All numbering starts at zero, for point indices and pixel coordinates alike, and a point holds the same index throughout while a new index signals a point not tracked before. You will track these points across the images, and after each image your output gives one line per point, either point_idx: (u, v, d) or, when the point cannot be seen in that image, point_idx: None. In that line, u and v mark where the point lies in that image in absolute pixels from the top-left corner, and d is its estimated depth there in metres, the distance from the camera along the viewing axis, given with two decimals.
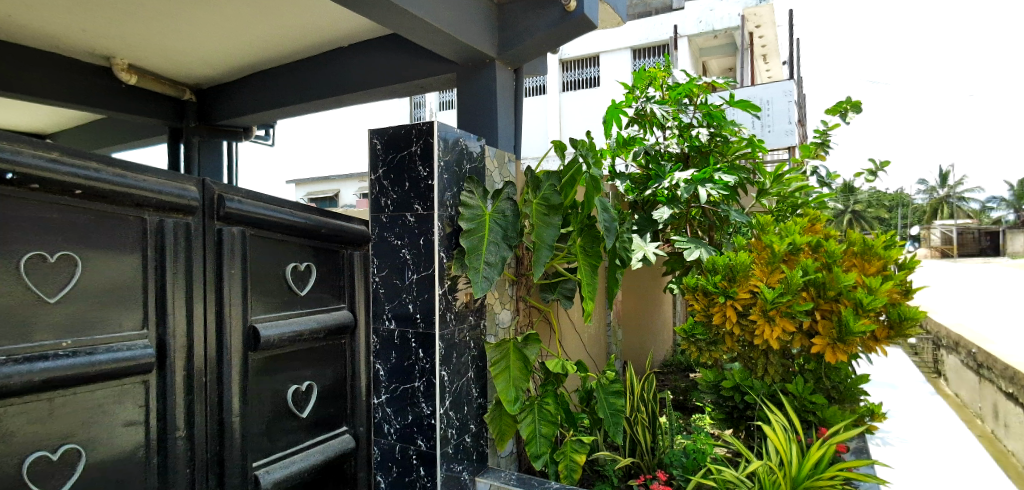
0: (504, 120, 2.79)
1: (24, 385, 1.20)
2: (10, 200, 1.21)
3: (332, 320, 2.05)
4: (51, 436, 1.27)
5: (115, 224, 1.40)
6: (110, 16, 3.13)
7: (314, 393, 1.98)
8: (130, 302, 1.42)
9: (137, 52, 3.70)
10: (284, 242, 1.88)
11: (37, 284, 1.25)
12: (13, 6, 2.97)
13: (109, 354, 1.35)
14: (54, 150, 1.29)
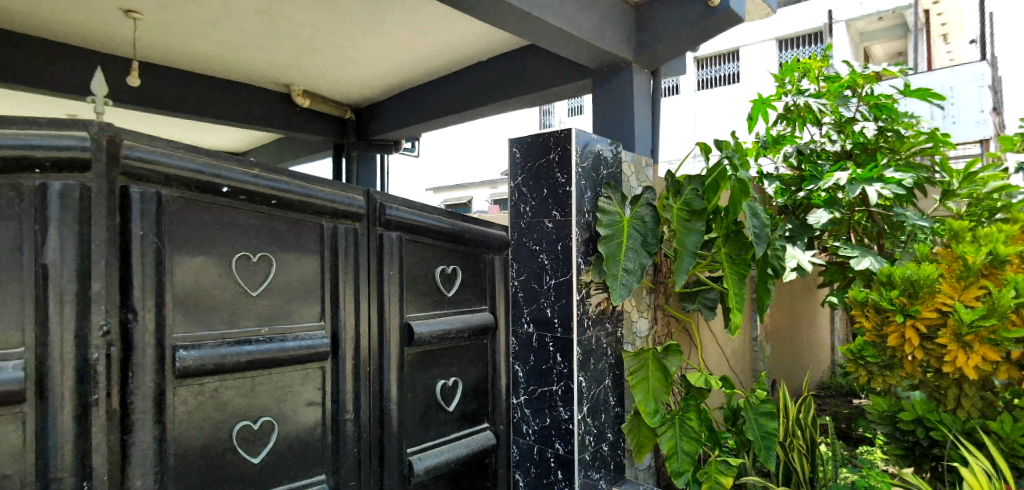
0: (643, 123, 2.73)
1: (234, 365, 1.42)
2: (226, 209, 1.43)
3: (475, 321, 2.15)
4: (253, 409, 1.48)
5: (300, 229, 1.60)
6: (294, 47, 3.60)
7: (460, 389, 2.09)
8: (311, 297, 1.62)
9: (312, 79, 4.20)
10: (434, 247, 2.02)
11: (244, 280, 1.46)
12: (221, 44, 3.53)
13: (296, 342, 1.55)
14: (256, 167, 1.49)
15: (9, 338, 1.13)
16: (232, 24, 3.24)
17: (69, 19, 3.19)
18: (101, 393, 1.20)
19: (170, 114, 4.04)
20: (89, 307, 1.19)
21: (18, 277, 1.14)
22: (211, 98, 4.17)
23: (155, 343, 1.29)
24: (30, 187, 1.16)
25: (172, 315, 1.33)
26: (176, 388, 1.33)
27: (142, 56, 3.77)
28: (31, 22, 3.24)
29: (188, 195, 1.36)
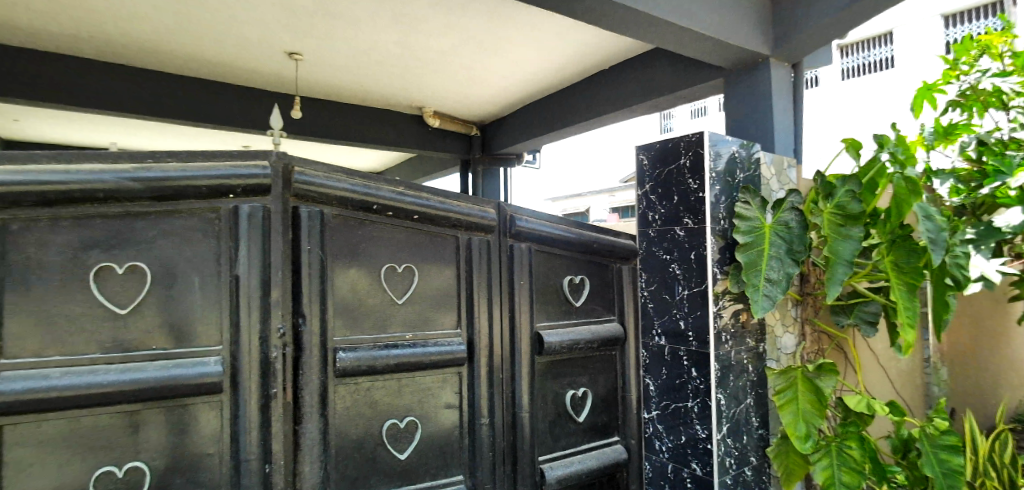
0: (783, 121, 2.54)
1: (383, 366, 1.54)
2: (375, 225, 1.57)
3: (605, 332, 2.14)
4: (400, 408, 1.60)
5: (439, 242, 1.71)
6: (429, 71, 3.86)
7: (590, 400, 2.08)
8: (449, 305, 1.72)
9: (446, 99, 4.46)
10: (562, 257, 2.04)
11: (391, 288, 1.59)
12: (366, 74, 3.89)
13: (437, 347, 1.66)
14: (401, 185, 1.62)
15: (210, 338, 1.33)
16: (376, 55, 3.56)
17: (247, 64, 3.71)
18: (278, 387, 1.37)
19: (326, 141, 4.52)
20: (269, 312, 1.37)
21: (217, 286, 1.34)
22: (355, 124, 4.63)
23: (320, 345, 1.44)
24: (225, 210, 1.35)
25: (333, 320, 1.48)
26: (336, 386, 1.48)
27: (303, 90, 4.28)
28: (219, 69, 3.82)
29: (345, 213, 1.52)
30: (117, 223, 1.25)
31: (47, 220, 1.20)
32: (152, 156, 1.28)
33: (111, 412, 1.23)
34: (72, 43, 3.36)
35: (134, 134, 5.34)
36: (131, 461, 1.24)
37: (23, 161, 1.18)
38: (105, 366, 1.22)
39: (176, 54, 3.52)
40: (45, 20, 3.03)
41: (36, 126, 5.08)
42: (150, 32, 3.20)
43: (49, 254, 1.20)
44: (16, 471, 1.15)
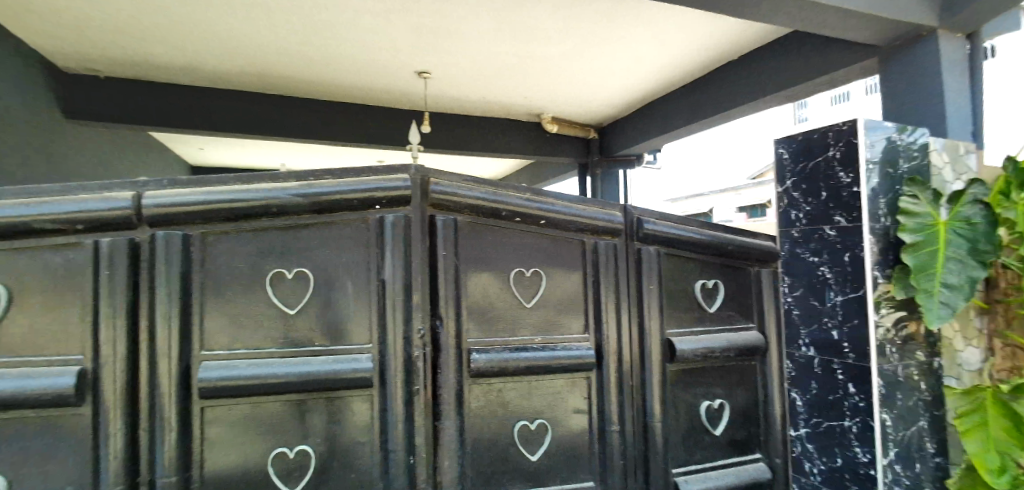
0: (958, 101, 2.21)
1: (514, 369, 1.59)
2: (505, 231, 1.63)
3: (743, 340, 2.00)
4: (530, 410, 1.63)
5: (565, 246, 1.72)
6: (550, 79, 3.91)
7: (727, 412, 1.97)
8: (577, 310, 1.72)
9: (569, 104, 4.49)
10: (694, 260, 1.96)
11: (520, 292, 1.64)
12: (490, 85, 4.04)
13: (565, 352, 1.67)
14: (528, 191, 1.65)
15: (361, 337, 1.45)
16: (499, 68, 3.69)
17: (385, 86, 4.05)
18: (421, 385, 1.45)
19: (455, 153, 4.83)
20: (411, 314, 1.45)
21: (368, 289, 1.46)
22: (479, 135, 4.85)
23: (455, 346, 1.51)
24: (373, 220, 1.47)
25: (467, 323, 1.55)
26: (471, 386, 1.55)
27: (435, 105, 4.55)
28: (362, 92, 4.21)
29: (476, 219, 1.58)
30: (285, 234, 1.43)
31: (233, 233, 1.40)
32: (313, 174, 1.44)
33: (282, 400, 1.40)
34: (246, 80, 3.91)
35: (295, 155, 6.05)
36: (299, 444, 1.41)
37: (215, 184, 1.39)
38: (278, 359, 1.39)
39: (326, 81, 3.94)
40: (225, 62, 3.57)
41: (222, 153, 5.98)
42: (304, 65, 3.62)
43: (235, 261, 1.40)
44: (213, 446, 1.36)
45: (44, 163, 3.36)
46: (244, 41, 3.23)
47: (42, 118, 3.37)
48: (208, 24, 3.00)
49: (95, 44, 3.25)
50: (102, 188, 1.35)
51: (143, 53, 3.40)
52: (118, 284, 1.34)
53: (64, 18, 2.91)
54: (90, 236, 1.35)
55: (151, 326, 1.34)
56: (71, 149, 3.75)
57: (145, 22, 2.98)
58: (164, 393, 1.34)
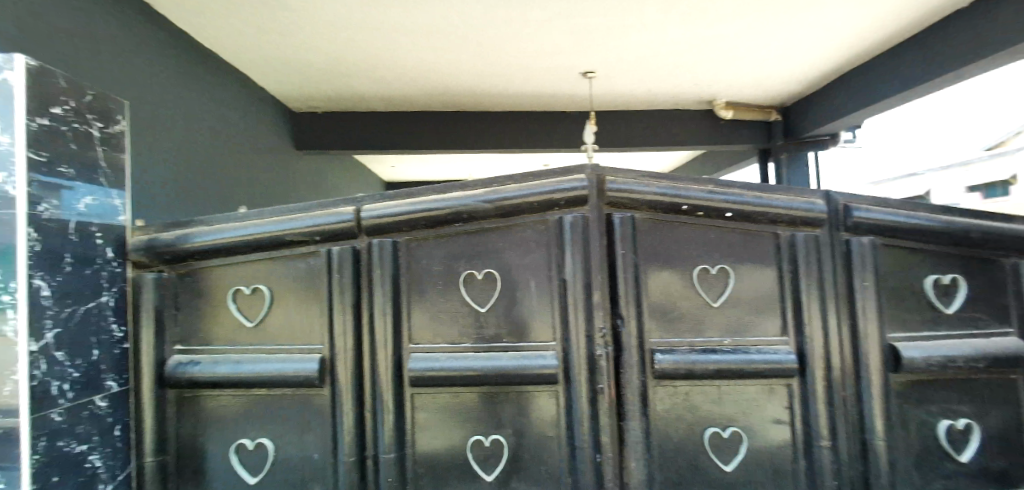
0: None
1: (702, 372, 1.51)
2: (687, 226, 1.56)
3: (998, 348, 1.65)
4: (722, 416, 1.54)
5: (756, 241, 1.59)
6: (732, 62, 3.64)
7: (975, 435, 1.63)
8: (772, 309, 1.58)
9: (756, 85, 4.13)
10: (920, 251, 1.66)
11: (705, 291, 1.56)
12: (666, 77, 3.90)
13: (761, 355, 1.54)
14: (710, 183, 1.56)
15: (545, 335, 1.51)
16: (676, 58, 3.55)
17: (562, 90, 4.16)
18: (605, 384, 1.46)
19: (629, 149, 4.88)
20: (593, 313, 1.47)
21: (550, 288, 1.51)
22: (648, 129, 4.79)
23: (638, 346, 1.49)
24: (553, 221, 1.52)
25: (649, 322, 1.52)
26: (656, 387, 1.51)
27: (610, 103, 4.53)
28: (541, 99, 4.38)
29: (654, 216, 1.54)
30: (475, 238, 1.55)
31: (432, 239, 1.57)
32: (497, 181, 1.54)
33: (477, 391, 1.52)
34: (438, 101, 4.33)
35: (481, 165, 6.51)
36: (493, 433, 1.52)
37: (416, 195, 1.56)
38: (473, 354, 1.52)
39: (507, 93, 4.19)
40: (420, 87, 4.00)
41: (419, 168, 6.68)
42: (487, 81, 3.89)
43: (433, 264, 1.56)
44: (421, 429, 1.54)
45: (279, 189, 4.07)
46: (434, 67, 3.60)
47: (281, 150, 4.12)
48: (404, 56, 3.40)
49: (322, 87, 3.89)
50: (330, 204, 1.60)
51: (358, 89, 3.98)
52: (345, 285, 1.58)
53: (299, 69, 3.53)
54: (324, 245, 1.61)
55: (370, 321, 1.56)
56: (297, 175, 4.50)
57: (357, 63, 3.49)
58: (381, 381, 1.54)
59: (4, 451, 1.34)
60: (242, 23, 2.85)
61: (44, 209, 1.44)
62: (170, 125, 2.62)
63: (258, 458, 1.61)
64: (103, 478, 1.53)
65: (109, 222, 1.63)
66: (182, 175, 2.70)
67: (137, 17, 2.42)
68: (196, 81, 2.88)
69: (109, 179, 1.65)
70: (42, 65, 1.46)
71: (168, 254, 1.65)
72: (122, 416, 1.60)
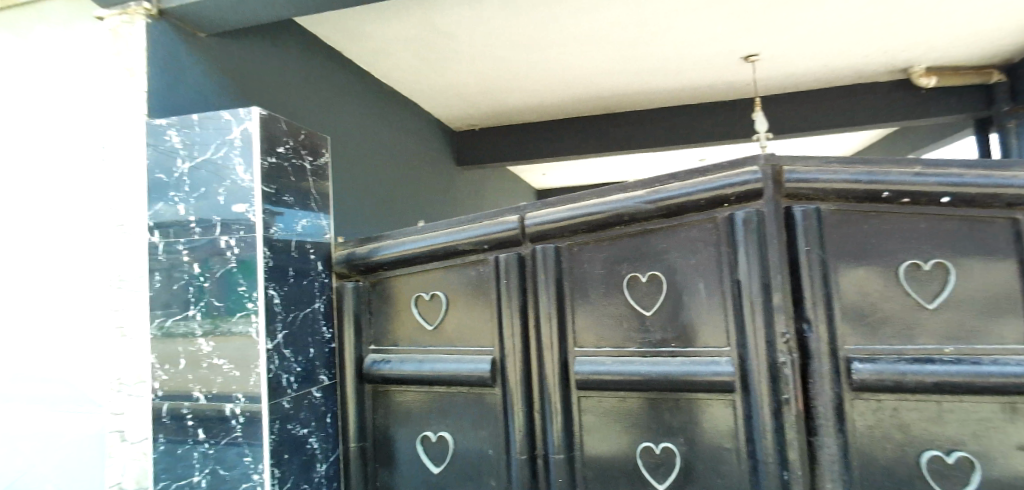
0: None
1: (916, 386, 1.29)
2: (888, 216, 1.35)
3: None
4: (945, 438, 1.29)
5: (986, 229, 1.31)
6: (940, 20, 3.07)
7: None
8: (1011, 312, 1.28)
9: (976, 41, 3.43)
10: None
11: (916, 290, 1.32)
12: (852, 48, 3.43)
13: (998, 368, 1.25)
14: (916, 164, 1.32)
15: (718, 340, 1.41)
16: (865, 25, 3.08)
17: (729, 79, 3.88)
18: (791, 395, 1.31)
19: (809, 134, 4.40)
20: (773, 317, 1.34)
21: (721, 290, 1.41)
22: (833, 109, 4.26)
23: (829, 353, 1.33)
24: (722, 218, 1.42)
25: (842, 326, 1.34)
26: (853, 400, 1.33)
27: (785, 84, 4.12)
28: (707, 90, 4.13)
29: (844, 206, 1.37)
30: (638, 240, 1.52)
31: (594, 242, 1.57)
32: (659, 180, 1.48)
33: (644, 396, 1.49)
34: (598, 104, 4.33)
35: (644, 164, 6.37)
36: (664, 441, 1.47)
37: (576, 201, 1.58)
38: (639, 358, 1.49)
39: (669, 88, 4.03)
40: (578, 93, 4.04)
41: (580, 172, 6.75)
42: (646, 78, 3.79)
43: (595, 268, 1.56)
44: (590, 432, 1.55)
45: (440, 201, 4.47)
46: (591, 72, 3.60)
47: (441, 166, 4.50)
48: (561, 66, 3.46)
49: (487, 105, 4.14)
50: (496, 214, 1.69)
51: (520, 103, 4.15)
52: (512, 290, 1.65)
53: (465, 91, 3.80)
54: (492, 253, 1.70)
55: (538, 325, 1.61)
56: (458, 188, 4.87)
57: (516, 79, 3.63)
58: (549, 383, 1.58)
59: (251, 429, 1.64)
60: (411, 56, 3.16)
61: (275, 231, 1.75)
62: (346, 155, 3.06)
63: (440, 450, 1.76)
64: (319, 458, 1.80)
65: (320, 240, 1.93)
66: (359, 194, 3.15)
67: (315, 63, 2.86)
68: (368, 114, 3.35)
69: (318, 203, 1.96)
70: (269, 113, 1.79)
71: (362, 265, 1.89)
72: (333, 406, 1.88)
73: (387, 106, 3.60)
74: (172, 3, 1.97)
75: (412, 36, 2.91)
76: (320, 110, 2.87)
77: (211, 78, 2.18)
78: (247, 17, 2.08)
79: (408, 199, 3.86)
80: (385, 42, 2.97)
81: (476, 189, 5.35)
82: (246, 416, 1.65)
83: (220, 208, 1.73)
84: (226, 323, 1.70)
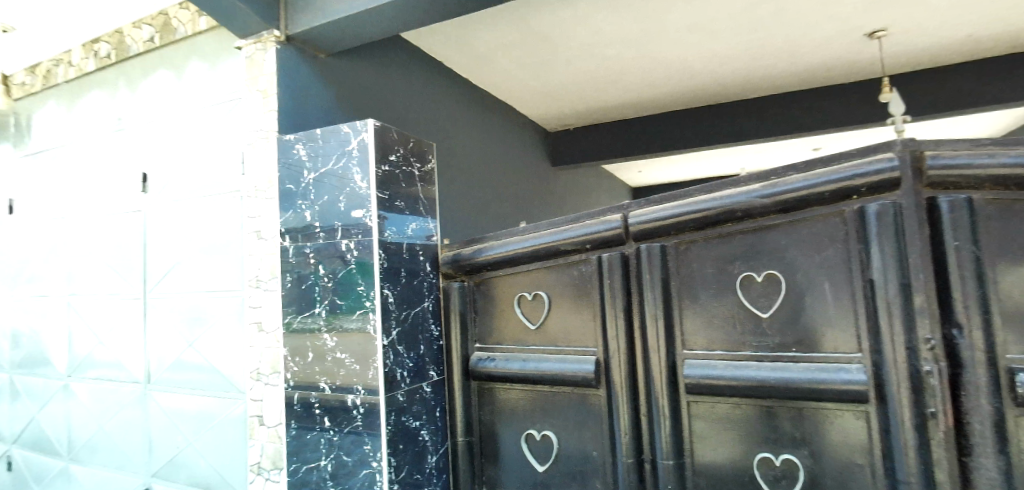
0: None
1: None
2: None
3: None
4: None
5: None
6: None
7: None
8: None
9: None
10: None
11: None
12: (1005, 13, 2.99)
13: None
14: None
15: (848, 345, 1.29)
16: None
17: (854, 58, 3.53)
18: (937, 408, 1.17)
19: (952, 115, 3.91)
20: (915, 321, 1.19)
21: (850, 291, 1.29)
22: (982, 85, 3.74)
23: (986, 363, 1.16)
24: (850, 212, 1.29)
25: (1002, 333, 1.17)
26: (1019, 418, 1.15)
27: (920, 60, 3.68)
28: (828, 72, 3.79)
29: (1002, 195, 1.19)
30: (752, 237, 1.42)
31: (703, 240, 1.50)
32: (776, 172, 1.38)
33: (760, 404, 1.39)
34: (705, 95, 4.13)
35: (755, 156, 6.00)
36: (784, 453, 1.36)
37: (684, 198, 1.51)
38: (756, 363, 1.39)
39: (784, 73, 3.75)
40: (683, 85, 3.88)
41: (685, 168, 6.50)
42: (757, 65, 3.55)
43: (705, 267, 1.49)
44: (701, 438, 1.48)
45: (540, 203, 4.52)
46: (696, 62, 3.45)
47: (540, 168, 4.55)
48: (663, 59, 3.35)
49: (588, 104, 4.10)
50: (599, 214, 1.67)
51: (621, 99, 4.07)
52: (617, 291, 1.61)
53: (566, 91, 3.80)
54: (595, 253, 1.68)
55: (644, 326, 1.56)
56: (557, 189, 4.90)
57: (617, 76, 3.57)
58: (657, 386, 1.53)
59: (371, 420, 1.75)
60: (509, 61, 3.22)
61: (389, 234, 1.85)
62: (452, 163, 3.20)
63: (544, 449, 1.76)
64: (430, 450, 1.88)
65: (428, 242, 2.02)
66: (463, 199, 3.27)
67: (421, 76, 3.00)
68: (470, 121, 3.46)
69: (426, 208, 2.05)
70: (382, 124, 1.89)
71: (467, 265, 1.95)
72: (441, 400, 1.96)
73: (488, 112, 3.71)
74: (296, 29, 2.16)
75: (511, 41, 2.95)
76: (427, 118, 3.01)
77: (330, 94, 2.37)
78: (360, 38, 2.22)
79: (510, 201, 3.95)
80: (486, 49, 3.05)
81: (575, 188, 5.34)
82: (365, 408, 1.77)
83: (341, 214, 1.86)
84: (345, 320, 1.83)
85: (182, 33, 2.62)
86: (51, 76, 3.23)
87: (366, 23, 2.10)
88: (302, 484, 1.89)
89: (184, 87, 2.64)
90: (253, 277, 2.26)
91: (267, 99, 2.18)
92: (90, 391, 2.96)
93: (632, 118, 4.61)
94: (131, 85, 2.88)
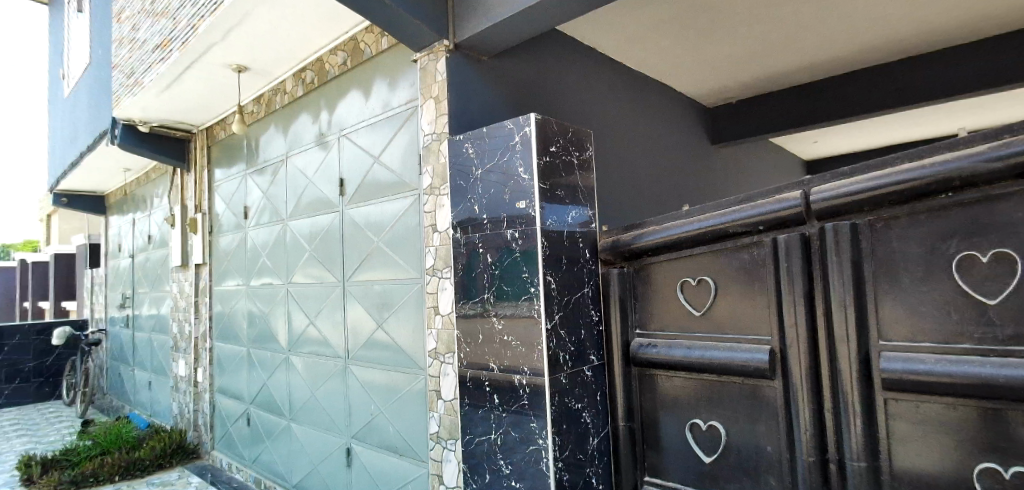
0: None
1: None
2: None
3: None
4: None
5: None
6: None
7: None
8: None
9: None
10: None
11: None
12: None
13: None
14: None
15: None
16: None
17: None
18: None
19: None
20: None
21: None
22: None
23: None
24: None
25: None
26: None
27: None
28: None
29: None
30: (974, 210, 1.20)
31: (906, 216, 1.30)
32: (1009, 130, 1.15)
33: (982, 405, 1.17)
34: (900, 47, 3.58)
35: (971, 114, 5.05)
36: (1015, 465, 1.13)
37: (881, 168, 1.33)
38: (976, 358, 1.17)
39: (1011, 9, 3.09)
40: (872, 40, 3.42)
41: (875, 136, 5.70)
42: (971, 3, 2.98)
43: (910, 247, 1.29)
44: (901, 441, 1.29)
45: (703, 190, 4.31)
46: (887, 10, 3.00)
47: (703, 153, 4.34)
48: (845, 11, 2.97)
49: (756, 73, 3.80)
50: (775, 192, 1.54)
51: (795, 63, 3.70)
52: (795, 275, 1.47)
53: (729, 62, 3.56)
54: (769, 234, 1.55)
55: (828, 315, 1.41)
56: (721, 173, 4.62)
57: (788, 37, 3.25)
58: (845, 380, 1.37)
59: (536, 401, 1.82)
60: (668, 39, 3.13)
61: (550, 223, 1.89)
62: (610, 151, 3.19)
63: (711, 440, 1.68)
64: (592, 432, 1.91)
65: (587, 229, 2.04)
66: (622, 187, 3.25)
67: (579, 63, 3.04)
68: (629, 110, 3.42)
69: (585, 195, 2.08)
70: (543, 116, 1.94)
71: (626, 251, 1.93)
72: (602, 384, 1.98)
73: (647, 97, 3.63)
74: (463, 36, 2.32)
75: (667, 16, 2.84)
76: (586, 105, 3.03)
77: (494, 92, 2.51)
78: (520, 36, 2.31)
79: (672, 186, 3.82)
80: (641, 29, 2.98)
81: (742, 171, 4.99)
82: (531, 388, 1.84)
83: (506, 206, 1.96)
84: (512, 305, 1.93)
85: (368, 53, 2.97)
86: (271, 103, 3.86)
87: (525, 22, 2.18)
88: (473, 455, 2.04)
89: (370, 101, 2.99)
90: (430, 265, 2.48)
91: (440, 104, 2.38)
92: (305, 363, 3.49)
93: (810, 90, 4.18)
94: (330, 102, 3.32)
